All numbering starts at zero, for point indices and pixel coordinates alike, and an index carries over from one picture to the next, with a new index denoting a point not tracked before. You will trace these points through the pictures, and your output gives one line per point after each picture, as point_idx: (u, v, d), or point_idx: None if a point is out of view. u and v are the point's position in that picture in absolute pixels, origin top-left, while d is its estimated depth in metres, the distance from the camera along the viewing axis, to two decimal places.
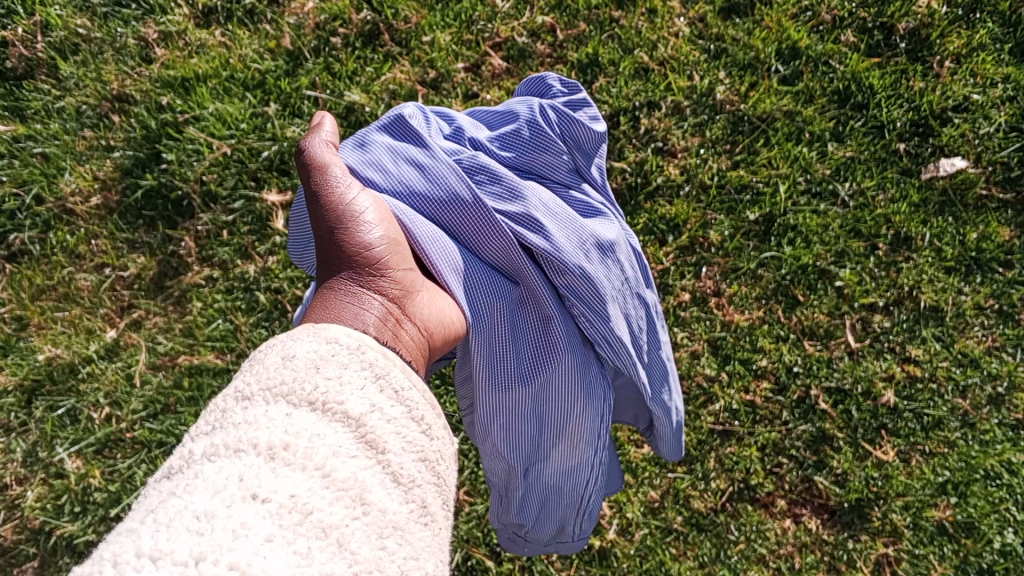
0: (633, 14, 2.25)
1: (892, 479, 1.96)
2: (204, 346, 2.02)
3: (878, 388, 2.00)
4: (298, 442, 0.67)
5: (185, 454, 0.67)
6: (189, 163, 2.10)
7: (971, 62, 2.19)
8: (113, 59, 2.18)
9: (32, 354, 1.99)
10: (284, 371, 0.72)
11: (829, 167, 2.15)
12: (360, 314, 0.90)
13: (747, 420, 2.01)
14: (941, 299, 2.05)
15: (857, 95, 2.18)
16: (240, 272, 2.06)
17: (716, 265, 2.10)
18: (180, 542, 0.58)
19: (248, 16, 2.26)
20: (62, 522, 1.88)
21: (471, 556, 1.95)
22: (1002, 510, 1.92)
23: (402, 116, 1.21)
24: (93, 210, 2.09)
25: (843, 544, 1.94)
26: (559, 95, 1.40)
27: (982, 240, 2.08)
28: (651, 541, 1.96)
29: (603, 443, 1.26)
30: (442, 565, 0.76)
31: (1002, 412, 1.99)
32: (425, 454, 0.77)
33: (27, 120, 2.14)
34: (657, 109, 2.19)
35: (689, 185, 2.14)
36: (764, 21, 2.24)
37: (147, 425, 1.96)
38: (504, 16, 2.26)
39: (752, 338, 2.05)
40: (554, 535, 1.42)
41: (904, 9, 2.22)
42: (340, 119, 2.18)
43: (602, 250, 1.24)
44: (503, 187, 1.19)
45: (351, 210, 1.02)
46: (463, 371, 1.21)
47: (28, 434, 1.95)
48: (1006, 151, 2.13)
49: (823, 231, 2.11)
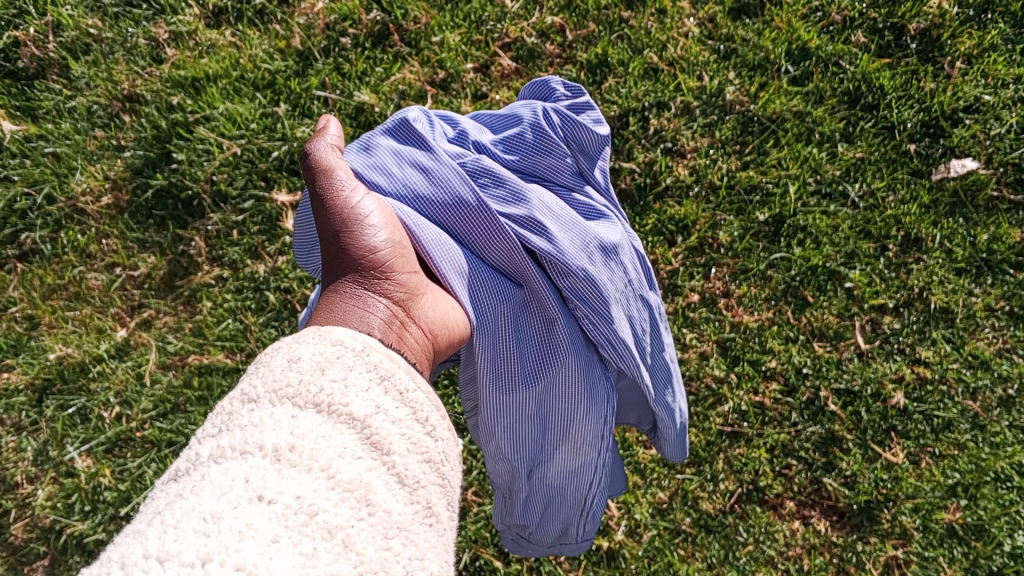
0: (642, 14, 2.24)
1: (901, 481, 1.95)
2: (213, 346, 2.02)
3: (887, 390, 1.99)
4: (304, 443, 0.67)
5: (192, 456, 0.67)
6: (199, 163, 2.11)
7: (983, 63, 2.18)
8: (124, 59, 2.19)
9: (43, 353, 2.00)
10: (291, 374, 0.72)
11: (839, 168, 2.14)
12: (365, 317, 0.90)
13: (755, 422, 2.01)
14: (951, 300, 2.04)
15: (867, 95, 2.17)
16: (249, 272, 2.07)
17: (725, 266, 2.09)
18: (187, 543, 0.58)
19: (258, 16, 2.26)
20: (72, 520, 1.89)
21: (479, 556, 1.95)
22: (1012, 513, 1.91)
23: (406, 120, 1.22)
24: (104, 210, 2.10)
25: (852, 546, 1.94)
26: (562, 98, 1.40)
27: (992, 241, 2.07)
28: (659, 542, 1.95)
29: (606, 444, 1.26)
30: (447, 565, 0.76)
31: (1012, 414, 1.98)
32: (429, 455, 0.77)
33: (38, 120, 2.15)
34: (667, 109, 2.18)
35: (699, 186, 2.13)
36: (774, 21, 2.23)
37: (157, 424, 1.96)
38: (514, 16, 2.26)
39: (761, 340, 2.04)
40: (558, 536, 1.42)
41: (916, 9, 2.21)
42: (350, 120, 2.18)
43: (605, 253, 1.24)
44: (506, 190, 1.19)
45: (356, 214, 1.02)
46: (466, 373, 1.21)
47: (39, 433, 1.96)
48: (1017, 151, 2.12)
49: (833, 232, 2.10)
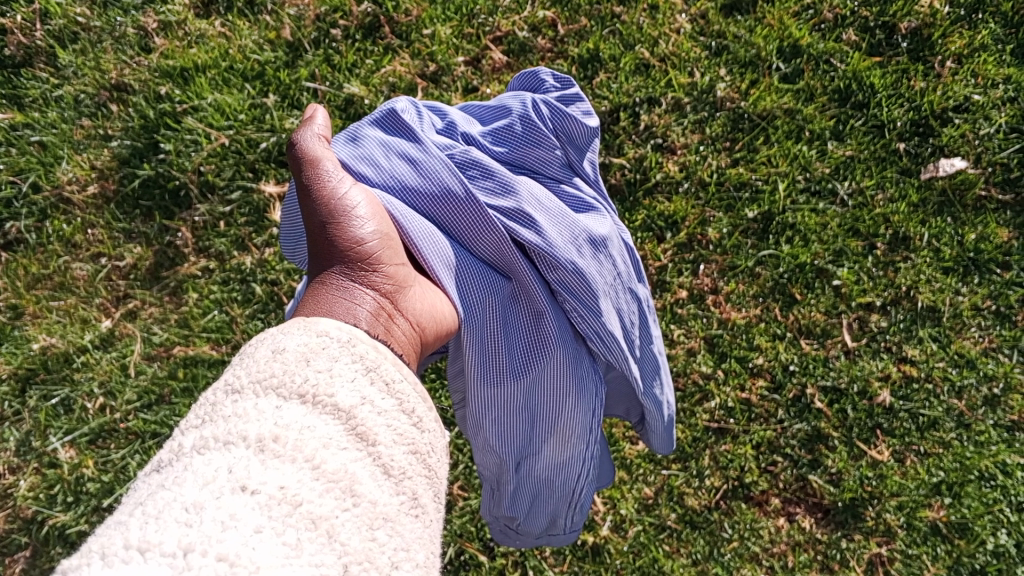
0: (635, 9, 2.24)
1: (886, 479, 1.95)
2: (199, 337, 2.01)
3: (874, 387, 2.00)
4: (288, 434, 0.67)
5: (175, 447, 0.66)
6: (187, 154, 2.10)
7: (973, 63, 2.18)
8: (112, 48, 2.17)
9: (26, 343, 1.99)
10: (275, 365, 0.72)
11: (828, 166, 2.14)
12: (352, 308, 0.89)
13: (742, 418, 2.02)
14: (938, 299, 2.04)
15: (858, 94, 2.18)
16: (236, 264, 2.06)
17: (714, 263, 2.10)
18: (169, 533, 0.58)
19: (248, 6, 2.25)
20: (54, 511, 1.87)
21: (464, 550, 1.95)
22: (996, 512, 1.92)
23: (394, 110, 1.21)
24: (90, 200, 2.09)
25: (836, 543, 1.95)
26: (552, 90, 1.39)
27: (980, 241, 2.07)
28: (644, 537, 1.96)
29: (594, 436, 1.26)
30: (432, 557, 0.76)
31: (997, 413, 1.99)
32: (416, 447, 0.76)
33: (24, 108, 2.13)
34: (657, 105, 2.18)
35: (689, 182, 2.13)
36: (766, 18, 2.24)
37: (141, 416, 1.95)
38: (505, 10, 2.25)
39: (749, 336, 2.05)
40: (546, 528, 1.43)
41: (907, 8, 2.21)
42: (339, 111, 2.17)
43: (594, 246, 1.24)
44: (495, 182, 1.18)
45: (343, 204, 1.01)
46: (454, 366, 1.20)
47: (22, 423, 1.95)
48: (1005, 152, 2.12)
49: (821, 230, 2.11)
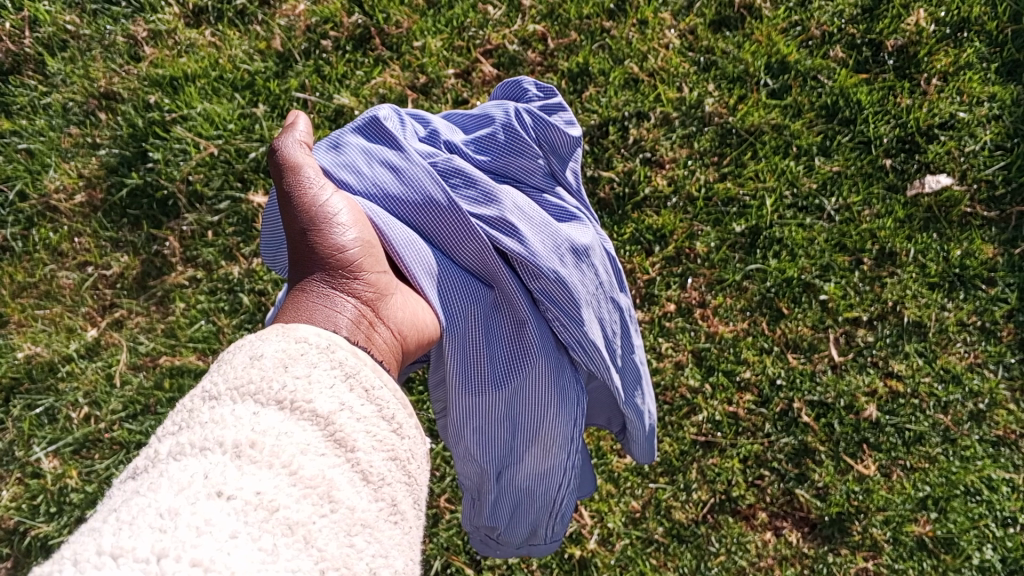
0: (624, 25, 2.26)
1: (872, 493, 1.96)
2: (185, 347, 2.00)
3: (860, 402, 2.01)
4: (265, 439, 0.66)
5: (151, 454, 0.66)
6: (175, 163, 2.10)
7: (958, 81, 2.21)
8: (102, 56, 2.17)
9: (10, 352, 1.98)
10: (252, 371, 0.71)
11: (815, 181, 2.16)
12: (332, 316, 0.89)
13: (729, 432, 2.02)
14: (924, 315, 2.06)
15: (845, 110, 2.20)
16: (224, 274, 2.05)
17: (702, 276, 2.11)
18: (143, 538, 0.57)
19: (239, 17, 2.25)
20: (37, 522, 1.86)
21: (451, 563, 1.94)
22: (981, 527, 1.93)
23: (377, 118, 1.21)
24: (77, 208, 2.08)
25: (823, 557, 1.94)
26: (535, 99, 1.40)
27: (965, 257, 2.09)
28: (631, 551, 1.95)
29: (576, 446, 1.26)
30: (412, 564, 0.75)
31: (982, 428, 2.00)
32: (396, 453, 0.76)
33: (12, 116, 2.13)
34: (646, 119, 2.20)
35: (677, 197, 2.14)
36: (754, 34, 2.25)
37: (126, 426, 1.94)
38: (496, 23, 2.26)
39: (736, 350, 2.05)
40: (527, 539, 1.42)
41: (893, 26, 2.24)
42: (329, 122, 2.17)
43: (576, 255, 1.25)
44: (478, 191, 1.18)
45: (324, 211, 1.01)
46: (435, 375, 1.20)
47: (5, 433, 1.93)
48: (990, 169, 2.15)
49: (809, 245, 2.12)
